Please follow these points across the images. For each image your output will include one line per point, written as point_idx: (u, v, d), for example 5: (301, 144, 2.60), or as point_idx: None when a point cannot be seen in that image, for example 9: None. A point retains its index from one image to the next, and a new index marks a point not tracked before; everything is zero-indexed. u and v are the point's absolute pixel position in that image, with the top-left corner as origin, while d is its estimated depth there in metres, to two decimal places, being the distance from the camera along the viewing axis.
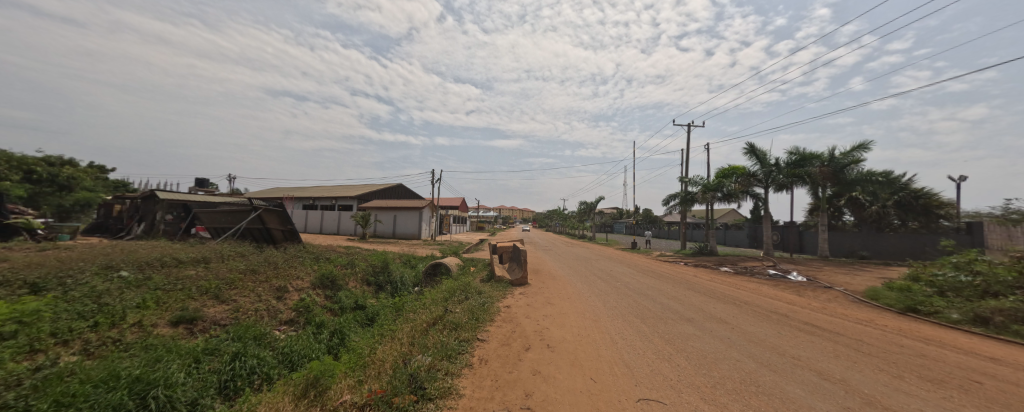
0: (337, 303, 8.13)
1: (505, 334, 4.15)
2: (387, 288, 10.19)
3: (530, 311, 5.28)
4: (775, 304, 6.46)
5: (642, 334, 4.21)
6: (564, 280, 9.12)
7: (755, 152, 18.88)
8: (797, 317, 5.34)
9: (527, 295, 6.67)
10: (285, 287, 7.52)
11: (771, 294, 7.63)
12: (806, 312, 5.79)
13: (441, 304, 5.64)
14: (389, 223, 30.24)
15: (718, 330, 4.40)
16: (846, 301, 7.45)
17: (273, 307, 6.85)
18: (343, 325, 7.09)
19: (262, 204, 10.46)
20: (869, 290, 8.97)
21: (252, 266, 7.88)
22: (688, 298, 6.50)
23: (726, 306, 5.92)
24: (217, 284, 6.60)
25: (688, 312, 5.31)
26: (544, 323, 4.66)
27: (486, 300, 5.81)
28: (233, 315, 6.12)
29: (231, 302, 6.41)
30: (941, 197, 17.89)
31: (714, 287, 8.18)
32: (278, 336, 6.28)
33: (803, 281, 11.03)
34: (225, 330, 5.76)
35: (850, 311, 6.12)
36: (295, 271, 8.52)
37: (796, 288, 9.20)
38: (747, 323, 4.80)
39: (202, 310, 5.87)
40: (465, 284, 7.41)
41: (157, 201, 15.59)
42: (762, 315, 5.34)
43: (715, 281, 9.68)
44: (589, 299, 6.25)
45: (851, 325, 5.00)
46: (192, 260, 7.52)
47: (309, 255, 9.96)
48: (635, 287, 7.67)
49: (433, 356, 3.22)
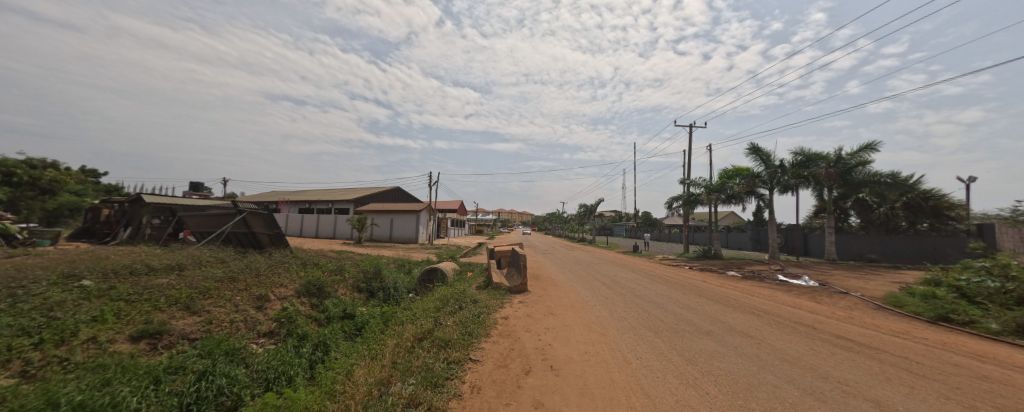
0: (324, 313, 7.58)
1: (502, 352, 3.64)
2: (379, 295, 9.64)
3: (531, 324, 4.76)
4: (796, 312, 5.95)
5: (657, 350, 3.73)
6: (567, 287, 8.59)
7: (759, 153, 18.44)
8: (826, 329, 4.82)
9: (527, 304, 6.16)
10: (265, 295, 6.95)
11: (788, 301, 7.11)
12: (833, 322, 5.29)
13: (431, 316, 5.10)
14: (385, 227, 29.70)
15: (743, 345, 3.91)
16: (868, 309, 6.94)
17: (252, 317, 6.31)
18: (329, 337, 6.56)
19: (247, 208, 9.97)
20: (889, 297, 8.47)
21: (231, 273, 7.31)
22: (702, 306, 5.99)
23: (744, 316, 5.41)
24: (189, 294, 6.05)
25: (705, 324, 4.81)
26: (546, 337, 4.16)
27: (481, 310, 5.28)
28: (205, 328, 5.57)
29: (204, 314, 5.84)
30: (951, 198, 17.44)
31: (725, 293, 7.68)
32: (255, 351, 5.73)
33: (816, 286, 10.52)
34: (195, 345, 5.22)
35: (879, 321, 5.61)
36: (279, 278, 7.94)
37: (811, 294, 8.69)
38: (773, 336, 4.31)
39: (170, 323, 5.32)
40: (460, 291, 6.86)
41: (144, 205, 15.08)
42: (787, 327, 4.83)
43: (725, 286, 9.13)
44: (595, 309, 5.74)
45: (887, 338, 4.50)
46: (165, 268, 6.95)
47: (295, 261, 9.38)
48: (642, 295, 7.15)
49: (415, 386, 2.68)
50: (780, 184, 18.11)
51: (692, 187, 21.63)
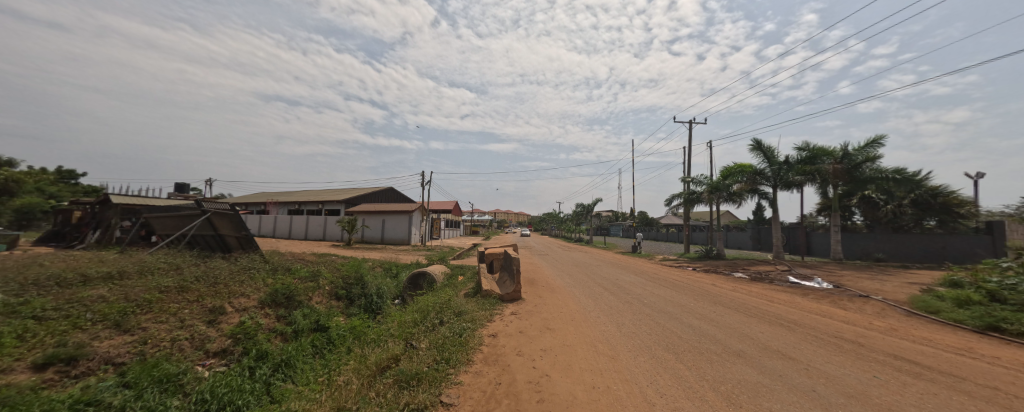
0: (291, 325, 6.69)
1: (485, 390, 2.80)
2: (360, 303, 8.77)
3: (524, 344, 3.94)
4: (829, 323, 5.16)
5: (684, 384, 2.91)
6: (567, 293, 7.76)
7: (762, 149, 17.78)
8: (875, 346, 4.03)
9: (520, 316, 5.35)
10: (220, 308, 6.05)
11: (812, 309, 6.32)
12: (879, 337, 4.49)
13: (403, 335, 4.27)
14: (377, 228, 28.73)
15: (789, 373, 3.12)
16: (901, 316, 6.19)
17: (200, 333, 5.43)
18: (293, 355, 5.66)
19: (212, 207, 9.10)
20: (916, 301, 7.73)
21: (181, 282, 6.39)
22: (722, 317, 5.20)
23: (773, 329, 4.64)
24: (123, 308, 5.15)
25: (733, 342, 4.01)
26: (542, 364, 3.34)
27: (464, 326, 4.42)
28: (137, 349, 4.69)
29: (139, 332, 4.95)
30: (960, 195, 16.82)
31: (742, 300, 6.89)
32: (200, 375, 4.86)
33: (832, 288, 9.79)
34: (120, 373, 4.33)
35: (926, 334, 4.85)
36: (240, 287, 7.01)
37: (831, 299, 7.95)
38: (820, 358, 3.54)
39: (90, 345, 4.41)
40: (445, 301, 5.99)
41: (113, 207, 14.17)
42: (829, 344, 4.04)
43: (737, 290, 8.34)
44: (600, 322, 4.93)
45: (953, 358, 3.72)
46: (102, 278, 6.02)
47: (264, 266, 8.44)
48: (650, 303, 6.35)
49: None
50: (784, 182, 17.47)
51: (693, 185, 20.99)
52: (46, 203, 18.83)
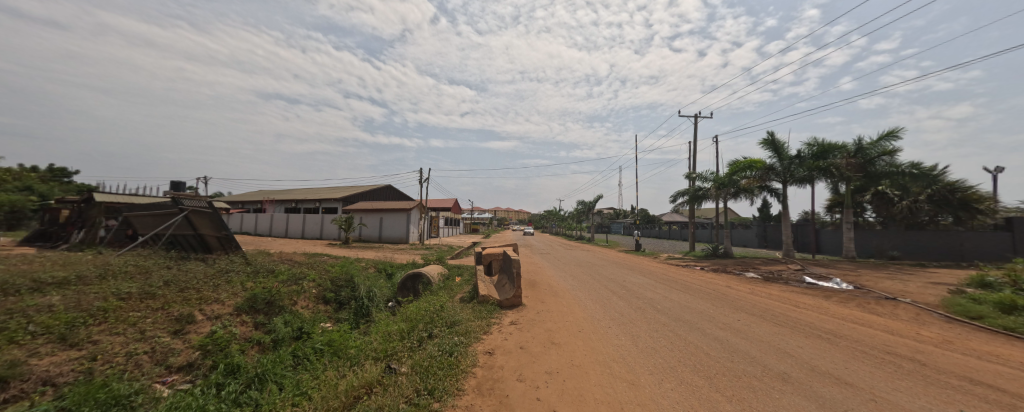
0: (270, 334, 6.10)
1: None
2: (349, 307, 8.26)
3: (526, 364, 3.34)
4: (874, 335, 4.51)
5: None
6: (572, 298, 7.13)
7: (773, 143, 17.09)
8: (940, 365, 3.41)
9: (521, 327, 4.75)
10: (187, 317, 5.46)
11: (845, 315, 5.68)
12: (938, 353, 3.85)
13: (384, 354, 3.67)
14: (375, 227, 28.12)
15: (855, 408, 2.50)
16: (942, 323, 5.61)
17: (163, 346, 4.85)
18: (269, 369, 5.03)
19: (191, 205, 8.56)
20: (950, 304, 7.11)
21: (147, 289, 5.82)
22: (751, 328, 4.58)
23: (812, 343, 4.02)
24: (72, 319, 4.56)
25: (771, 361, 3.40)
26: (547, 394, 2.73)
27: (455, 342, 3.81)
28: (84, 367, 4.08)
29: (89, 346, 4.37)
30: (979, 191, 15.97)
31: (764, 305, 6.25)
32: (159, 394, 4.25)
33: (852, 289, 9.23)
34: (60, 395, 3.68)
35: (989, 347, 4.21)
36: (214, 292, 6.42)
37: (857, 302, 7.34)
38: (882, 384, 2.92)
39: (25, 363, 3.76)
40: (438, 308, 5.36)
41: (96, 205, 13.68)
42: (884, 363, 3.43)
43: (755, 293, 7.71)
44: (612, 334, 4.34)
45: None
46: (55, 284, 5.42)
47: (244, 269, 7.84)
48: (665, 309, 5.75)
49: None
50: (794, 178, 16.81)
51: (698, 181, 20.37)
52: (30, 202, 18.09)
